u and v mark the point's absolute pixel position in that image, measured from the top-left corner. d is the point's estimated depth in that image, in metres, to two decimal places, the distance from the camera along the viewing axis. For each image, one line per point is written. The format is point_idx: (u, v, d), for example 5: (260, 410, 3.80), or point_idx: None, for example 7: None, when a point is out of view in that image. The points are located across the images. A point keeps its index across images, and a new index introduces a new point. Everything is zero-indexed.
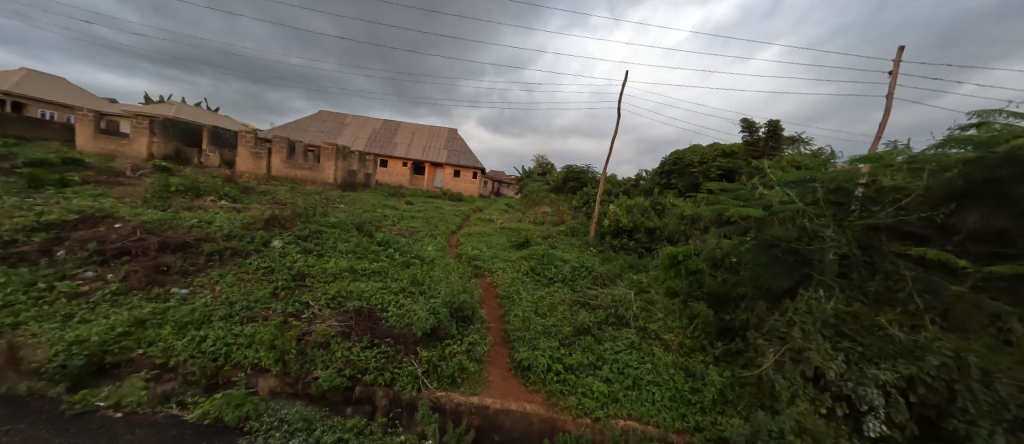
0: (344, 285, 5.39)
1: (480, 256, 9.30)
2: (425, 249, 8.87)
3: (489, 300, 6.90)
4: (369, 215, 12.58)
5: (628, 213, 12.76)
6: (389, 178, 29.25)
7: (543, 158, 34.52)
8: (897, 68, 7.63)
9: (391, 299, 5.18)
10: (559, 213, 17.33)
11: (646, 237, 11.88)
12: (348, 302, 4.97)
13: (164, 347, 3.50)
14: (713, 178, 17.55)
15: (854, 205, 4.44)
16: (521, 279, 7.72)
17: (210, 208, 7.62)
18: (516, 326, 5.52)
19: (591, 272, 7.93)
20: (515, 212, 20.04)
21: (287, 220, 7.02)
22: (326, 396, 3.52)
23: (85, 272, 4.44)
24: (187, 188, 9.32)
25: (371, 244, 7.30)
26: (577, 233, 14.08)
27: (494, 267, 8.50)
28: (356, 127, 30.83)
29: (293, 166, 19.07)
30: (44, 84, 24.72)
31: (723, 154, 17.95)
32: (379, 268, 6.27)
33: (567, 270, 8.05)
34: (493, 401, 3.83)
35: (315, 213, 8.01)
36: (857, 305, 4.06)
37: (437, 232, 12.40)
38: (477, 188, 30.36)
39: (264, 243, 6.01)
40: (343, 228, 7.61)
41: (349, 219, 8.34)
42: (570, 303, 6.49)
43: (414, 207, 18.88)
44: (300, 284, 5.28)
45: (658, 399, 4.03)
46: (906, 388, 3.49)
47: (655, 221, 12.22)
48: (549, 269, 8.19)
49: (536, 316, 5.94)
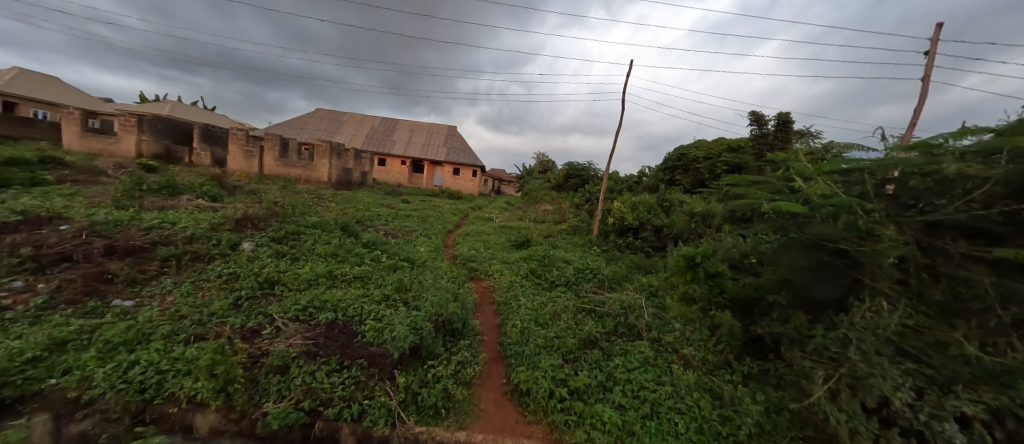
0: (319, 295, 4.76)
1: (477, 258, 8.69)
2: (418, 251, 8.27)
3: (484, 306, 6.30)
4: (361, 214, 11.96)
5: (633, 210, 12.20)
6: (388, 176, 28.67)
7: (545, 155, 34.05)
8: (935, 48, 6.88)
9: (370, 311, 4.56)
10: (561, 211, 16.75)
11: (652, 235, 11.26)
12: (321, 314, 4.37)
13: (82, 376, 2.86)
14: (719, 174, 16.96)
15: (909, 198, 3.72)
16: (520, 282, 7.11)
17: (182, 208, 7.02)
18: (514, 339, 4.89)
19: (597, 276, 7.29)
20: (514, 210, 19.39)
21: (261, 220, 6.36)
22: (278, 435, 2.86)
23: (11, 282, 3.81)
24: (166, 186, 8.74)
25: (356, 246, 6.69)
26: (580, 232, 13.46)
27: (492, 269, 7.89)
28: (354, 125, 30.34)
29: (286, 164, 18.54)
30: (34, 83, 24.16)
31: (728, 149, 17.30)
32: (361, 273, 5.65)
33: (570, 272, 7.42)
34: (484, 437, 3.21)
35: (296, 213, 7.40)
36: (919, 318, 3.36)
37: (434, 232, 11.86)
38: (477, 187, 29.82)
39: (232, 245, 5.35)
40: (326, 228, 6.98)
41: (333, 219, 7.72)
42: (575, 312, 5.83)
43: (411, 205, 18.33)
44: (268, 293, 4.67)
45: (682, 431, 3.37)
46: (992, 423, 2.82)
47: (662, 219, 11.57)
48: (550, 271, 7.54)
49: (537, 326, 5.33)
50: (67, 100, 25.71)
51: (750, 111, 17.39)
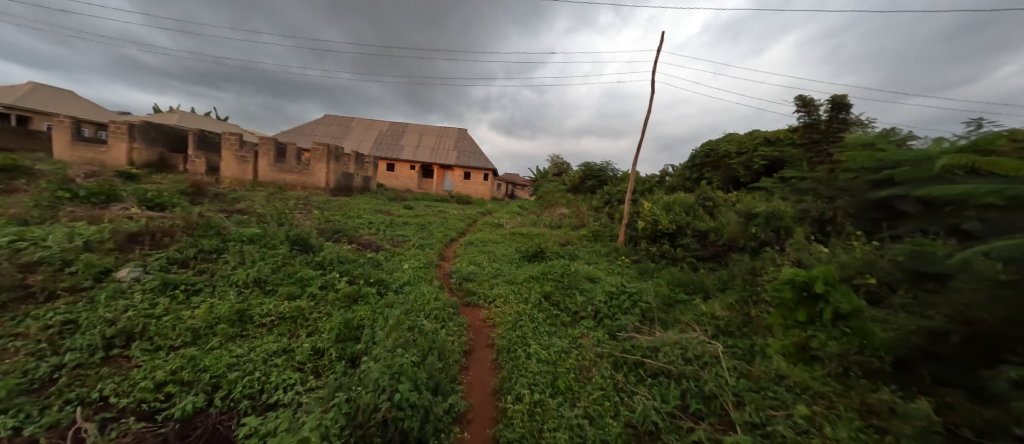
0: (199, 358, 2.93)
1: (476, 275, 6.83)
2: (400, 268, 6.51)
3: (478, 352, 4.41)
4: (348, 223, 10.32)
5: (668, 213, 10.15)
6: (396, 182, 27.27)
7: (557, 156, 32.13)
8: None
9: (273, 391, 2.73)
10: (579, 215, 14.81)
11: (694, 242, 9.19)
12: (182, 401, 2.55)
13: None
14: (758, 171, 14.73)
15: None
16: (530, 311, 5.19)
17: (91, 218, 5.39)
18: (517, 432, 2.96)
19: (639, 304, 5.25)
20: (527, 215, 17.47)
21: (175, 231, 4.63)
22: None
23: None
24: (108, 194, 7.25)
25: (303, 266, 4.89)
26: (602, 239, 11.51)
27: (494, 291, 6.02)
28: (360, 130, 29.25)
29: (281, 169, 17.23)
30: (45, 96, 23.99)
31: (764, 141, 14.88)
32: (291, 311, 3.81)
33: (599, 297, 5.43)
34: None
35: (239, 223, 5.70)
36: None
37: (432, 241, 10.14)
38: (488, 191, 28.07)
39: (101, 274, 3.61)
40: (270, 241, 5.25)
41: (289, 229, 6.01)
42: (613, 369, 3.86)
43: (415, 211, 16.79)
44: (117, 356, 2.88)
45: None
46: None
47: (706, 222, 9.41)
48: (572, 296, 5.52)
49: (554, 401, 3.38)
50: (78, 111, 25.49)
51: (796, 96, 14.98)
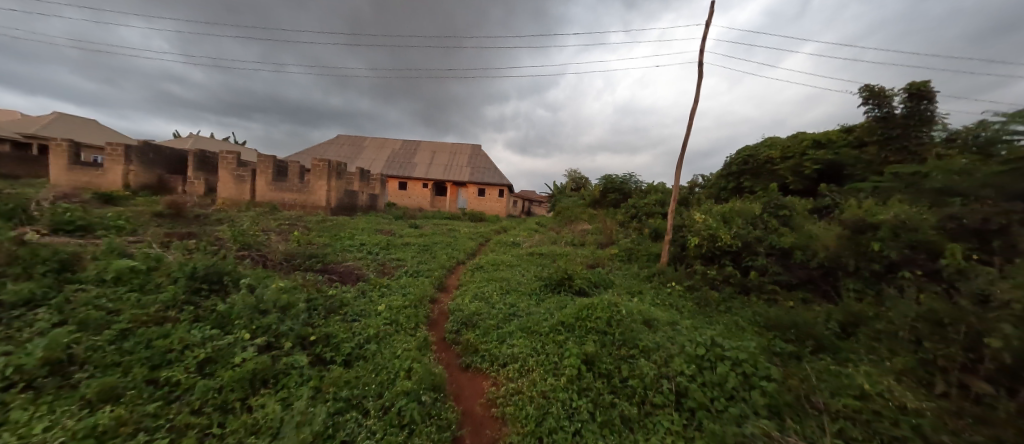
0: None
1: (480, 318, 4.77)
2: (371, 309, 4.55)
3: None
4: (332, 246, 8.57)
5: (731, 226, 7.88)
6: (408, 201, 25.81)
7: (576, 170, 29.98)
8: None
9: None
10: (606, 229, 12.61)
11: (772, 263, 6.88)
12: None
13: None
14: (807, 176, 11.42)
15: None
16: (565, 393, 3.08)
17: None
18: None
19: (750, 381, 3.07)
20: (546, 232, 15.42)
21: None
22: None
23: None
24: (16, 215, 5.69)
25: (191, 323, 3.01)
26: (641, 259, 9.29)
27: (505, 348, 3.94)
28: (372, 148, 28.36)
29: (279, 188, 15.79)
30: (65, 125, 24.14)
31: (815, 143, 11.41)
32: (79, 437, 1.84)
33: (678, 364, 3.28)
34: None
35: (132, 253, 3.90)
36: None
37: (431, 266, 8.20)
38: (504, 208, 26.18)
39: None
40: (158, 279, 3.42)
41: (209, 258, 4.18)
42: None
43: (422, 230, 15.08)
44: None
45: None
46: None
47: (786, 237, 7.09)
48: (632, 364, 3.37)
49: None
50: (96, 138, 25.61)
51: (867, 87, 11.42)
